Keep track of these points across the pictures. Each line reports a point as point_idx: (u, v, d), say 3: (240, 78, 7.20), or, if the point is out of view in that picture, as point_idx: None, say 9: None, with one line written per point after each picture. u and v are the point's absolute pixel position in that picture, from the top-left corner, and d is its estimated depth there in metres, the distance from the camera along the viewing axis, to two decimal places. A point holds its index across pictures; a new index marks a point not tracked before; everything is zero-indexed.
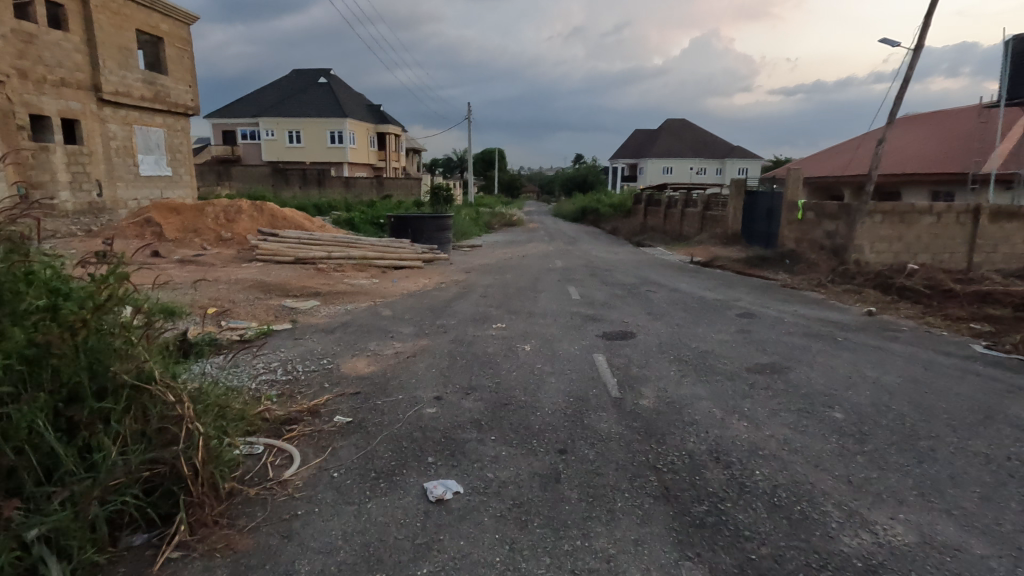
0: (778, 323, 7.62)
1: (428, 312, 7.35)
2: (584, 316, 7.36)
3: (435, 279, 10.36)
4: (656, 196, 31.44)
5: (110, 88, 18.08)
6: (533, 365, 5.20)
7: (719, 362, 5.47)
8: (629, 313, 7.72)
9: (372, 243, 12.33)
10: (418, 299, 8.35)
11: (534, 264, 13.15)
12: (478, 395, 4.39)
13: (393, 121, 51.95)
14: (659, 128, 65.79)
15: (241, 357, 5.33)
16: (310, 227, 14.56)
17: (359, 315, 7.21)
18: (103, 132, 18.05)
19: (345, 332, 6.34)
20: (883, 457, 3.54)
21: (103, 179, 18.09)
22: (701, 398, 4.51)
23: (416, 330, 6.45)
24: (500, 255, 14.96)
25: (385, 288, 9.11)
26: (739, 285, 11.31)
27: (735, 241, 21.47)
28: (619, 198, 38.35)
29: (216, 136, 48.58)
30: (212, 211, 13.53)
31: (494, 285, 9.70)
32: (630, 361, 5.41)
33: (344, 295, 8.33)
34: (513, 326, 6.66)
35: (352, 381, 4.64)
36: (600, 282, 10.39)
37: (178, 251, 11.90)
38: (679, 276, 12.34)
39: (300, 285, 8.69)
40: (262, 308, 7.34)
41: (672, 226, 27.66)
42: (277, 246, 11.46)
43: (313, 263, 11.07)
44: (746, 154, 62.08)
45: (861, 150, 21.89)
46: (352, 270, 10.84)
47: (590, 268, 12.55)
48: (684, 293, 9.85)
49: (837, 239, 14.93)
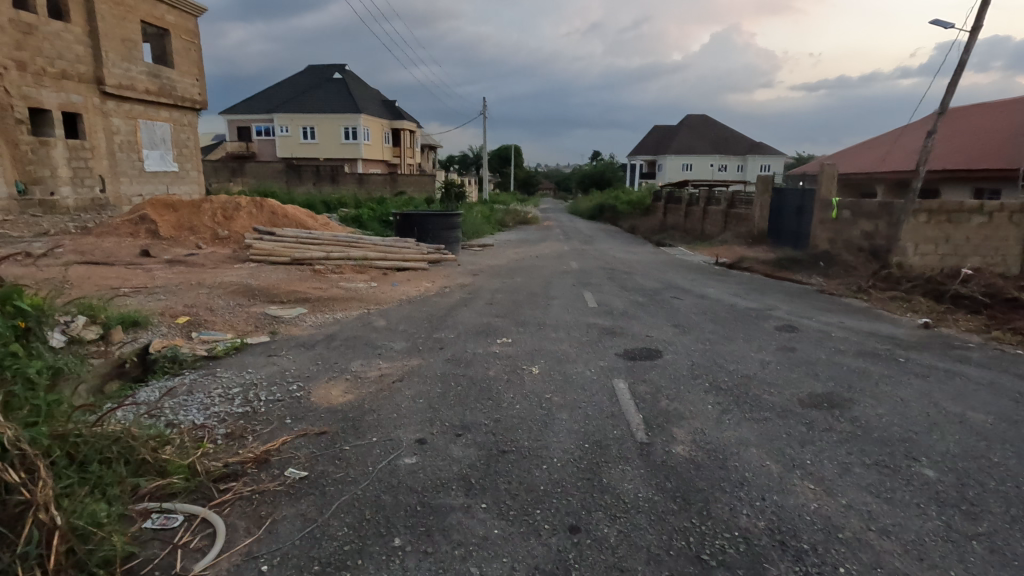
0: (825, 338, 6.67)
1: (426, 323, 6.54)
2: (601, 329, 6.49)
3: (439, 282, 9.54)
4: (676, 192, 30.32)
5: (113, 81, 17.60)
6: (540, 394, 4.34)
7: (764, 392, 4.57)
8: (653, 325, 6.82)
9: (374, 243, 11.57)
10: (416, 306, 7.55)
11: (548, 266, 12.24)
12: (470, 438, 3.55)
13: (407, 117, 51.37)
14: (678, 124, 64.33)
15: (199, 380, 4.56)
16: (312, 224, 13.85)
17: (348, 325, 6.43)
18: (106, 126, 17.60)
19: (328, 347, 5.57)
20: (1008, 546, 2.62)
21: (106, 175, 17.63)
22: (750, 445, 3.60)
23: (408, 345, 5.65)
24: (513, 256, 14.10)
25: (383, 293, 8.31)
26: (774, 292, 10.30)
27: (762, 241, 20.35)
28: (637, 195, 37.26)
29: (230, 132, 48.41)
30: (210, 208, 12.91)
31: (502, 290, 8.86)
32: (657, 389, 4.53)
33: (335, 301, 7.55)
34: (520, 342, 5.83)
35: (319, 416, 3.83)
36: (618, 287, 9.49)
37: (171, 250, 11.29)
38: (705, 279, 11.37)
39: (289, 289, 7.94)
40: (242, 317, 6.60)
41: (693, 224, 26.55)
42: (272, 245, 10.76)
43: (310, 263, 10.34)
44: (768, 150, 60.40)
45: (898, 144, 20.56)
46: (350, 271, 10.08)
47: (608, 270, 11.63)
48: (713, 300, 8.89)
49: (876, 240, 13.81)
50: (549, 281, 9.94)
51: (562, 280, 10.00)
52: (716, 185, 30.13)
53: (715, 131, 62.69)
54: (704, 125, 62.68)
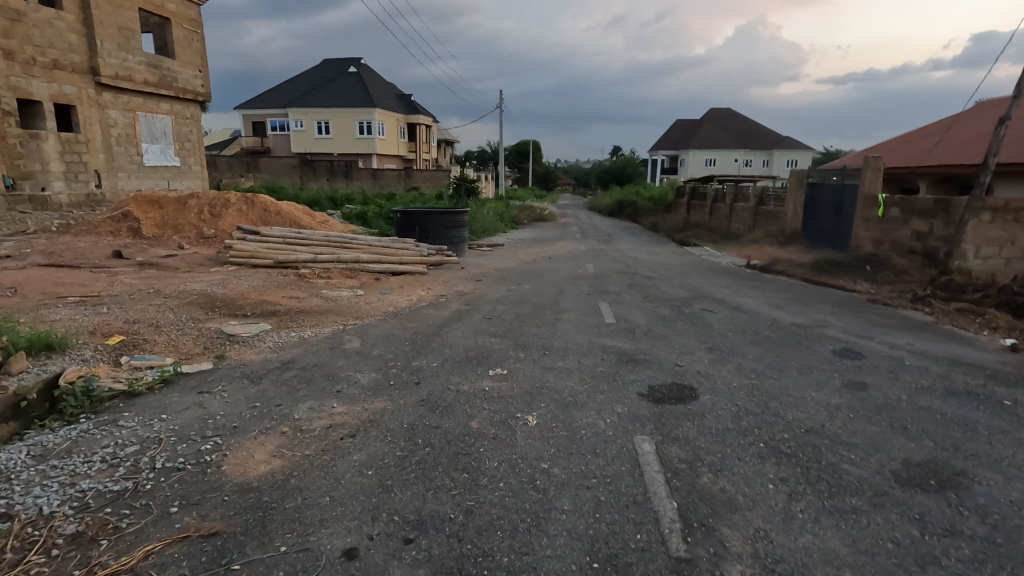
0: (898, 367, 5.39)
1: (406, 346, 5.43)
2: (618, 354, 5.30)
3: (436, 289, 8.45)
4: (700, 189, 28.79)
5: (109, 71, 16.85)
6: (533, 462, 3.18)
7: (842, 460, 3.36)
8: (684, 349, 5.60)
9: (369, 243, 10.52)
10: (401, 322, 6.44)
11: (561, 269, 11.04)
12: (423, 548, 2.42)
13: (423, 111, 50.47)
14: (701, 118, 62.39)
15: (90, 432, 3.50)
16: (307, 223, 12.85)
17: (312, 349, 5.31)
18: (102, 119, 16.88)
19: (278, 380, 4.47)
20: None
21: (102, 170, 16.94)
22: (842, 566, 2.40)
23: (376, 378, 4.53)
24: (523, 257, 12.95)
25: (366, 304, 7.19)
26: (821, 302, 8.96)
27: (795, 241, 18.86)
28: (659, 192, 35.80)
29: (245, 127, 48.04)
30: (197, 204, 12.01)
31: (505, 300, 7.69)
32: (694, 455, 3.33)
33: (307, 315, 6.45)
34: (516, 374, 4.67)
35: (218, 503, 2.72)
36: (640, 297, 8.26)
37: (150, 250, 10.37)
38: (738, 286, 10.06)
39: (258, 299, 6.89)
40: (189, 336, 5.57)
41: (719, 222, 25.06)
42: (255, 245, 9.74)
43: (296, 267, 9.34)
44: (796, 145, 58.12)
45: (948, 135, 18.83)
46: (338, 276, 9.02)
47: (628, 275, 10.39)
48: (752, 314, 7.61)
49: (932, 242, 12.30)
50: (561, 288, 8.76)
51: (575, 287, 8.83)
52: (743, 181, 28.53)
53: (740, 126, 60.60)
54: (728, 120, 60.76)
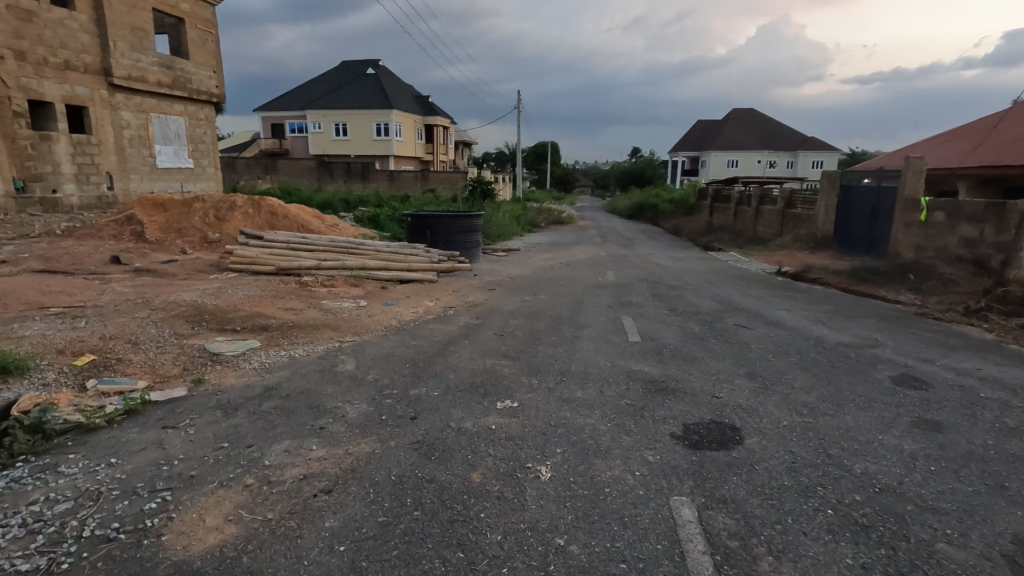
0: (973, 400, 4.64)
1: (406, 370, 4.84)
2: (645, 383, 4.64)
3: (445, 300, 7.87)
4: (724, 191, 27.86)
5: (121, 72, 16.66)
6: (546, 536, 2.55)
7: (935, 538, 2.67)
8: (720, 376, 4.92)
9: (377, 248, 9.99)
10: (402, 339, 5.86)
11: (580, 277, 10.39)
12: None
13: (441, 113, 50.19)
14: (723, 118, 61.08)
15: (21, 482, 2.95)
16: (315, 227, 12.39)
17: (300, 373, 4.73)
18: (114, 120, 16.68)
19: (254, 413, 3.89)
20: None
21: (114, 171, 16.74)
22: None
23: (365, 412, 3.94)
24: (540, 263, 12.33)
25: (366, 318, 6.62)
26: (866, 316, 8.16)
27: (826, 246, 17.92)
28: (680, 194, 34.90)
29: (264, 129, 48.18)
30: (202, 207, 11.62)
31: (518, 313, 7.07)
32: (747, 528, 2.68)
33: (299, 330, 5.89)
34: (528, 408, 4.04)
35: None
36: (667, 310, 7.57)
37: (151, 256, 9.96)
38: (772, 298, 9.30)
39: (250, 311, 6.35)
40: (169, 355, 5.05)
41: (744, 225, 24.13)
42: (257, 250, 9.26)
43: (298, 274, 8.83)
44: (822, 145, 56.48)
45: (991, 134, 17.71)
46: (342, 285, 8.49)
47: (652, 284, 9.69)
48: (792, 331, 6.86)
49: (983, 250, 11.36)
50: (580, 298, 8.12)
51: (595, 298, 8.17)
52: (769, 183, 27.49)
53: (763, 126, 59.14)
54: (751, 120, 59.38)
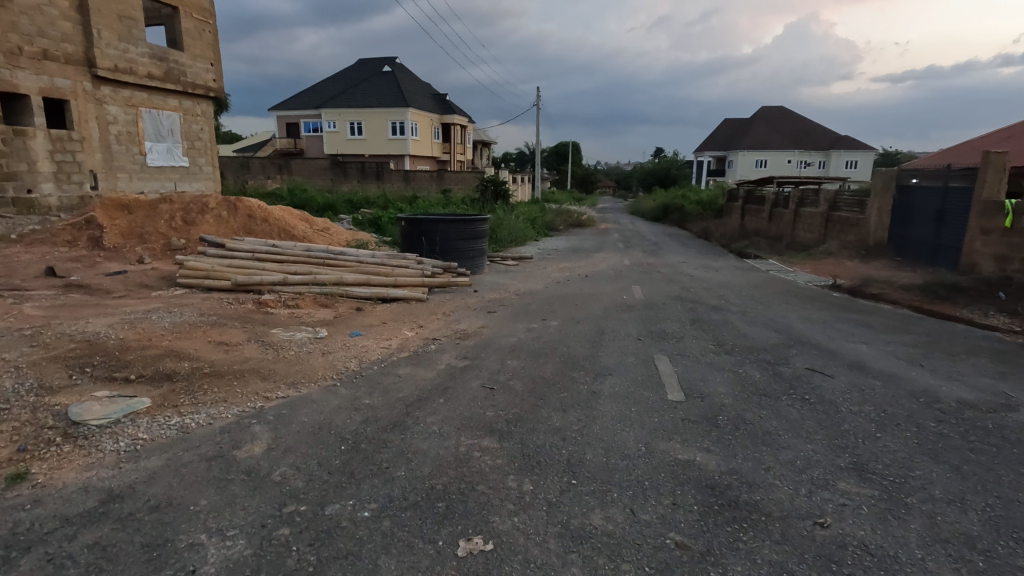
0: None
1: (337, 459, 3.22)
2: (702, 494, 2.95)
3: (430, 328, 6.26)
4: (758, 192, 25.82)
5: (107, 63, 15.47)
6: None
7: None
8: (813, 476, 3.22)
9: (359, 259, 8.47)
10: (352, 394, 4.25)
11: (601, 293, 8.73)
12: None
13: (459, 111, 48.90)
14: (752, 117, 58.58)
15: None
16: (299, 233, 10.93)
17: (175, 466, 3.13)
18: (100, 115, 15.49)
19: (45, 565, 2.30)
20: None
21: (99, 170, 15.53)
22: None
23: (232, 564, 2.33)
24: (555, 274, 10.71)
25: (316, 358, 5.01)
26: (969, 354, 6.31)
27: (880, 254, 15.91)
28: (708, 196, 32.92)
29: (280, 129, 47.39)
30: (170, 209, 10.21)
31: (519, 351, 5.43)
32: None
33: (214, 378, 4.32)
34: (508, 557, 2.39)
35: None
36: (714, 346, 5.85)
37: (101, 267, 8.57)
38: (839, 324, 7.51)
39: (164, 349, 4.82)
40: (8, 424, 3.52)
41: (782, 229, 22.12)
42: (214, 261, 7.78)
43: (259, 291, 7.33)
44: (856, 144, 53.68)
45: None
46: (307, 306, 6.97)
47: (689, 306, 7.96)
48: (887, 380, 5.10)
49: None
50: (601, 327, 6.44)
51: (620, 326, 6.50)
52: (806, 182, 25.38)
53: (794, 125, 56.52)
54: (781, 119, 56.87)
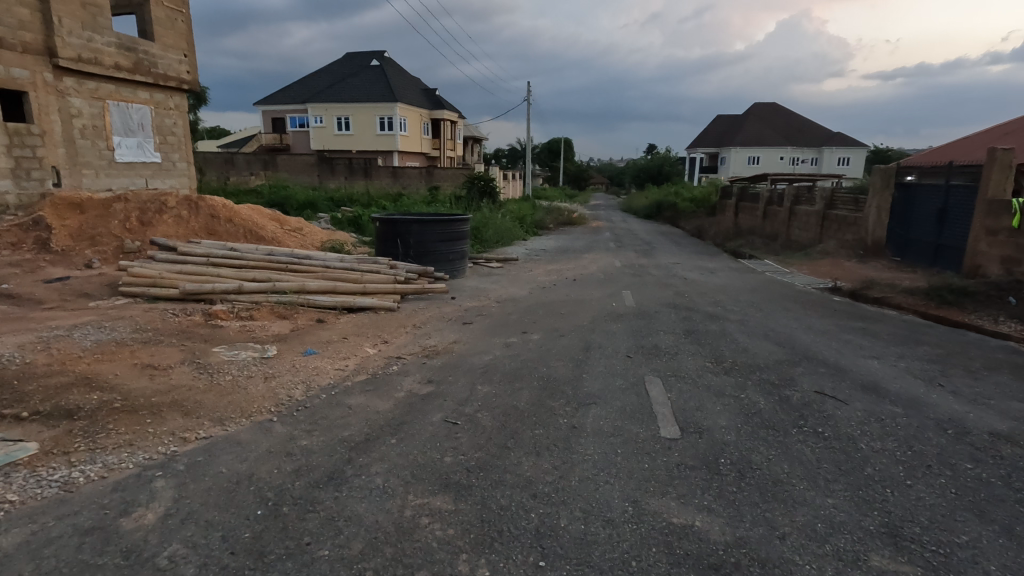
0: None
1: (246, 532, 2.56)
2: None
3: (396, 344, 5.58)
4: (752, 189, 25.28)
5: (70, 53, 14.49)
6: None
7: None
8: (839, 548, 2.60)
9: (326, 264, 7.79)
10: (287, 434, 3.58)
11: (589, 300, 8.11)
12: None
13: (449, 107, 48.06)
14: (745, 114, 58.13)
15: None
16: (266, 235, 10.22)
17: (36, 544, 2.45)
18: (63, 108, 14.47)
19: None
20: None
21: (62, 166, 14.49)
22: None
23: None
24: (541, 278, 10.07)
25: (256, 385, 4.32)
26: (990, 371, 5.72)
27: (879, 254, 15.38)
28: (702, 193, 32.37)
29: (266, 124, 46.51)
30: (125, 209, 9.44)
31: (492, 374, 4.77)
32: None
33: (125, 415, 3.63)
34: None
35: None
36: (712, 365, 5.22)
37: (43, 272, 7.85)
38: (845, 335, 6.93)
39: (75, 375, 4.13)
40: None
41: (777, 228, 21.58)
42: (162, 267, 7.07)
43: (210, 301, 6.64)
44: (849, 141, 53.32)
45: None
46: (261, 318, 6.29)
47: (684, 315, 7.35)
48: (908, 406, 4.49)
49: None
50: (586, 341, 5.81)
51: (608, 340, 5.87)
52: (801, 180, 24.85)
53: (787, 121, 56.08)
54: (774, 115, 56.44)
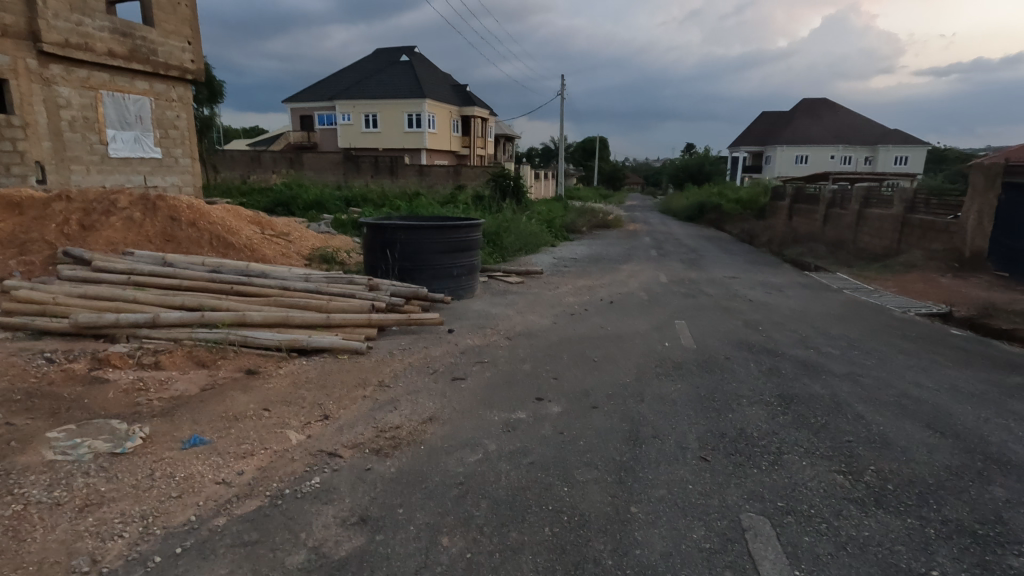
0: None
1: None
2: None
3: (339, 424, 3.64)
4: (809, 190, 22.57)
5: (54, 36, 11.22)
6: None
7: None
8: None
9: (283, 284, 5.95)
10: None
11: (634, 337, 6.03)
12: None
13: (479, 103, 46.30)
14: (793, 110, 54.57)
15: None
16: (235, 241, 8.50)
17: None
18: (48, 97, 11.29)
19: None
20: None
21: (48, 160, 11.36)
22: None
23: None
24: (567, 300, 8.05)
25: (46, 531, 2.43)
26: None
27: (978, 269, 12.79)
28: (748, 195, 29.77)
29: (294, 122, 45.64)
30: (67, 210, 7.86)
31: (472, 504, 2.76)
32: None
33: None
34: None
35: None
36: (847, 486, 3.08)
37: None
38: (1017, 403, 4.68)
39: None
40: None
41: (842, 233, 18.94)
42: (61, 288, 5.32)
43: (113, 338, 4.85)
44: (907, 139, 49.31)
45: None
46: (166, 365, 4.47)
47: (769, 366, 5.19)
48: None
49: None
50: (631, 424, 3.74)
51: (663, 422, 3.79)
52: (866, 179, 22.05)
53: (839, 117, 52.34)
54: (825, 111, 52.80)
